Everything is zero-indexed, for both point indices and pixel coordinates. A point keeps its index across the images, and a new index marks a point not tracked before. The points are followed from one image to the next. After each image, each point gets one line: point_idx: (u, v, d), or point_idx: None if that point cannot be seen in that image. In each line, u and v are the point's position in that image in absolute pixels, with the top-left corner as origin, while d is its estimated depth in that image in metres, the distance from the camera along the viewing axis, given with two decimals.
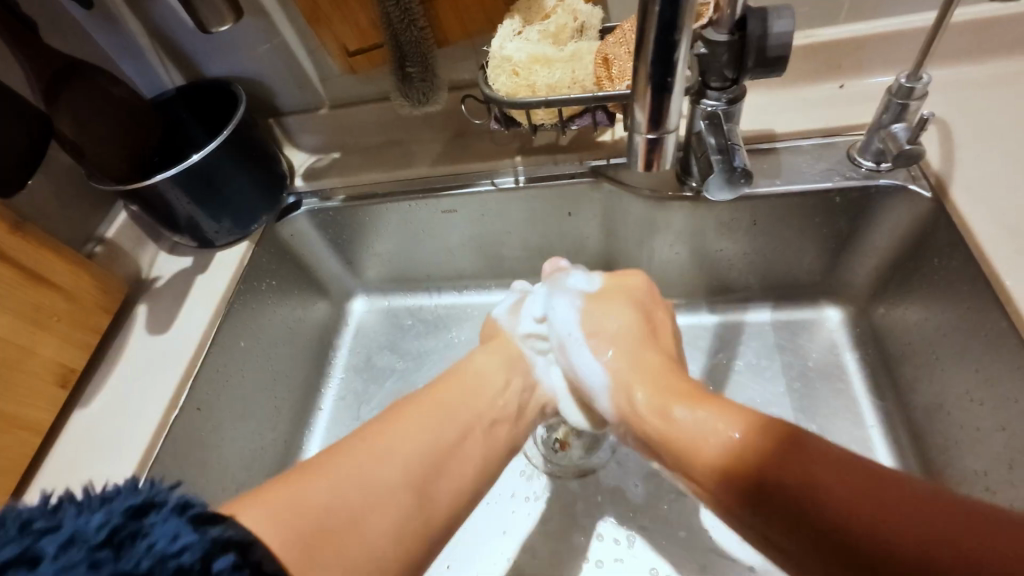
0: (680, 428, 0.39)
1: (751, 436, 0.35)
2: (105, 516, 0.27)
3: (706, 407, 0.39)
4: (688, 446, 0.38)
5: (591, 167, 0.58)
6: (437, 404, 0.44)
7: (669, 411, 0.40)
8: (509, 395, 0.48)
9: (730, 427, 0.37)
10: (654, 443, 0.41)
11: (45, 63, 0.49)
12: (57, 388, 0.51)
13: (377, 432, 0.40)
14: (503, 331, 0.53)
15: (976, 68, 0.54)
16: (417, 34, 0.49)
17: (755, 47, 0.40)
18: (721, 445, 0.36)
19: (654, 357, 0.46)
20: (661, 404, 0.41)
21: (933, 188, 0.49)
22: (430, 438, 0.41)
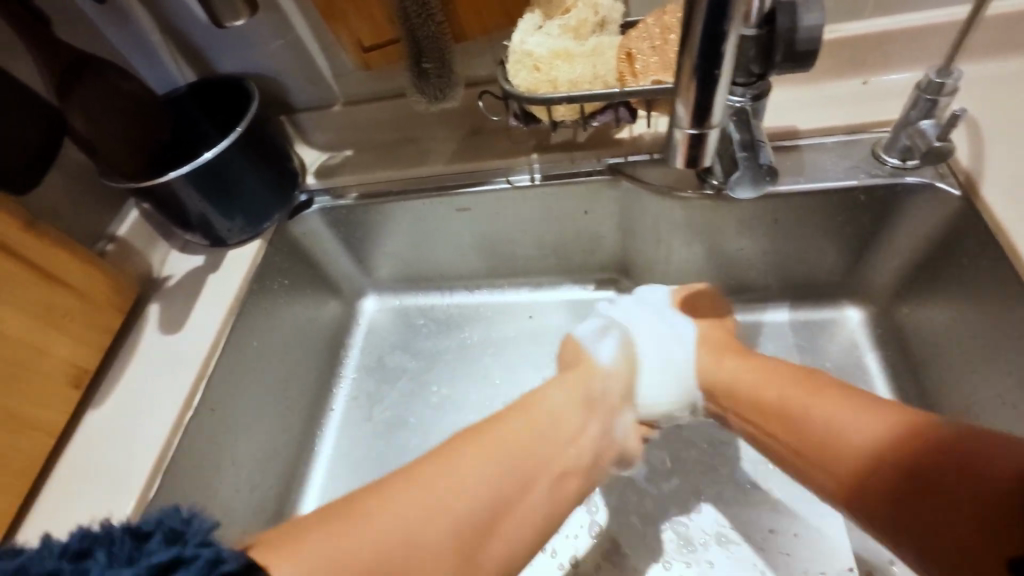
0: (767, 395, 0.44)
1: (893, 440, 0.35)
2: (132, 573, 0.27)
3: (819, 391, 0.40)
4: (780, 409, 0.42)
5: (609, 164, 0.57)
6: (523, 444, 0.41)
7: (719, 360, 0.49)
8: (585, 441, 0.45)
9: (836, 407, 0.39)
10: (759, 413, 0.44)
11: (56, 57, 0.48)
12: (69, 388, 0.50)
13: (446, 456, 0.39)
14: (589, 361, 0.50)
15: (1004, 63, 0.53)
16: (434, 28, 0.48)
17: (784, 41, 0.39)
18: (863, 440, 0.36)
19: (715, 333, 0.52)
20: (782, 449, 0.42)
21: (963, 186, 0.48)
22: (494, 477, 0.39)
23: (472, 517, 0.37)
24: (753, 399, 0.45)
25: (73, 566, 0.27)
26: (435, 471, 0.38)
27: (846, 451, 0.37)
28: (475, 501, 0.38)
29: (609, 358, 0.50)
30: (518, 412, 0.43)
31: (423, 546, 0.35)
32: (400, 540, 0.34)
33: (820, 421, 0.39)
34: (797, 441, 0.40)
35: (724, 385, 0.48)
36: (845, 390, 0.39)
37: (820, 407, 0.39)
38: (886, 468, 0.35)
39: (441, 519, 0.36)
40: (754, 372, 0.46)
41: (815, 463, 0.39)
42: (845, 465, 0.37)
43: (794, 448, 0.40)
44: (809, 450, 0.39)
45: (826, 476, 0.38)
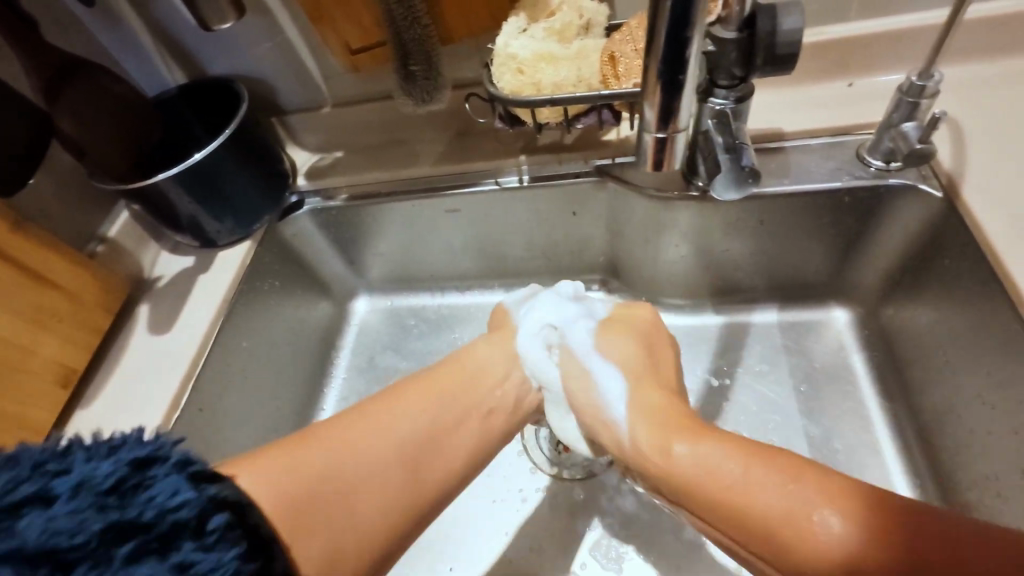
0: (726, 479, 0.34)
1: (859, 532, 0.29)
2: (113, 465, 0.29)
3: (712, 438, 0.36)
4: (711, 498, 0.34)
5: (596, 166, 0.57)
6: (441, 385, 0.42)
7: (667, 444, 0.37)
8: (517, 389, 0.46)
9: (753, 476, 0.33)
10: (687, 495, 0.36)
11: (46, 60, 0.48)
12: (58, 388, 0.51)
13: (386, 404, 0.39)
14: (511, 322, 0.52)
15: (988, 65, 0.53)
16: (420, 31, 0.48)
17: (764, 44, 0.39)
18: (773, 500, 0.32)
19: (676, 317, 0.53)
20: (662, 441, 0.38)
21: (944, 188, 0.48)
22: (430, 427, 0.39)
23: (409, 437, 0.38)
24: (687, 485, 0.35)
25: (52, 459, 0.28)
26: (384, 412, 0.39)
27: (802, 551, 0.30)
28: (419, 434, 0.39)
29: (582, 343, 0.48)
30: (457, 366, 0.45)
31: (369, 469, 0.36)
32: (350, 457, 0.36)
33: (739, 500, 0.33)
34: (738, 532, 0.33)
35: (677, 478, 0.36)
36: (762, 451, 0.34)
37: (732, 467, 0.34)
38: (847, 564, 0.29)
39: (386, 454, 0.37)
40: (712, 449, 0.35)
41: (779, 568, 0.32)
42: (805, 572, 0.30)
43: (732, 527, 0.33)
44: (772, 554, 0.32)
45: (778, 574, 0.32)
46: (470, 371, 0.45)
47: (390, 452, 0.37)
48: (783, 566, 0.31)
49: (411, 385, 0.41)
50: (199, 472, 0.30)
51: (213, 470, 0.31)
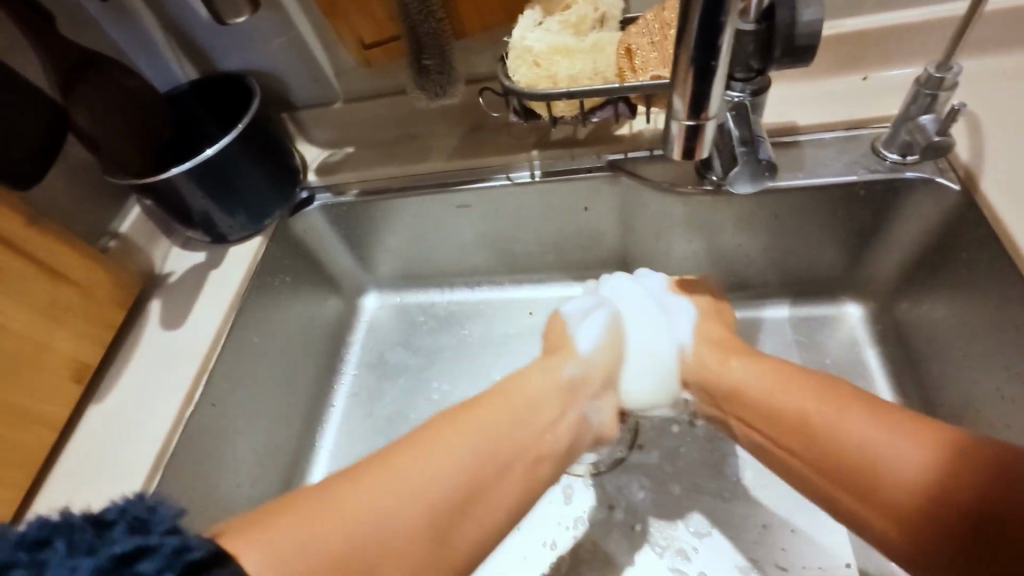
0: (793, 405, 0.40)
1: (942, 460, 0.33)
2: (94, 560, 0.27)
3: (751, 360, 0.45)
4: (792, 418, 0.40)
5: (609, 160, 0.57)
6: (490, 431, 0.41)
7: (726, 360, 0.47)
8: (561, 429, 0.45)
9: (846, 413, 0.37)
10: (757, 414, 0.43)
11: (61, 55, 0.48)
12: (72, 382, 0.51)
13: (416, 450, 0.38)
14: (572, 346, 0.50)
15: (1004, 58, 0.53)
16: (435, 25, 0.48)
17: (783, 36, 0.39)
18: (916, 461, 0.33)
19: (719, 330, 0.51)
20: (721, 356, 0.48)
21: (962, 180, 0.48)
22: (460, 476, 0.38)
23: (442, 503, 0.37)
24: (737, 391, 0.44)
25: (26, 559, 0.27)
26: (412, 458, 0.38)
27: (897, 475, 0.34)
28: (441, 497, 0.36)
29: (590, 343, 0.50)
30: (494, 395, 0.44)
31: (393, 531, 0.34)
32: (368, 511, 0.34)
33: (847, 450, 0.36)
34: (835, 471, 0.37)
35: (731, 387, 0.45)
36: (862, 398, 0.38)
37: (859, 417, 0.36)
38: (940, 493, 0.32)
39: (416, 504, 0.36)
40: (769, 372, 0.44)
41: (855, 492, 0.35)
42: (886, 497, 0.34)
43: (816, 465, 0.38)
44: (858, 489, 0.35)
45: (863, 501, 0.35)
46: (514, 408, 0.43)
47: (407, 516, 0.35)
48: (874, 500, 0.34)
49: (455, 430, 0.40)
50: (196, 561, 0.28)
51: (214, 548, 0.29)
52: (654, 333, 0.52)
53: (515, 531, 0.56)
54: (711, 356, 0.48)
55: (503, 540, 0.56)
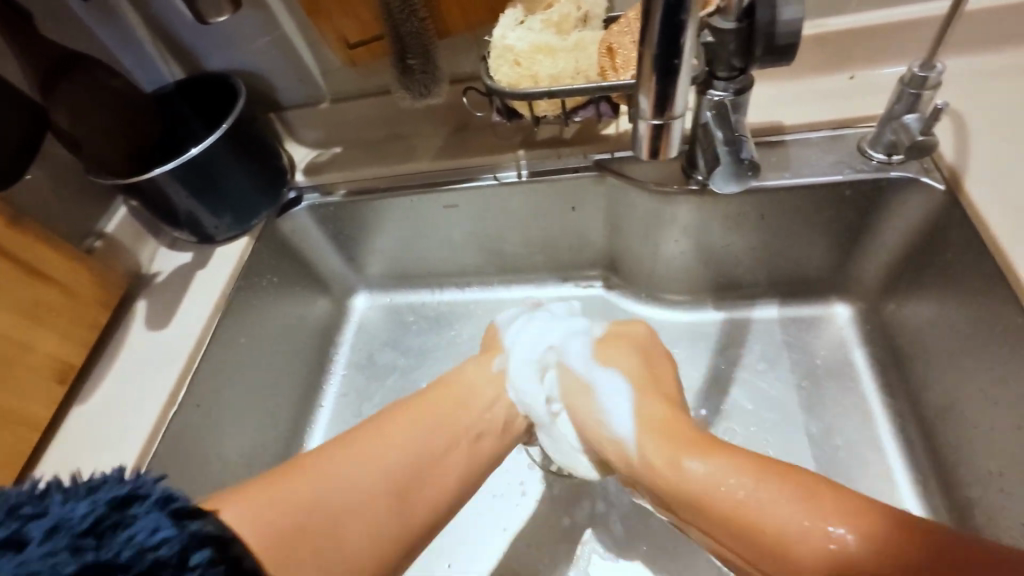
0: (716, 497, 0.37)
1: (875, 530, 0.32)
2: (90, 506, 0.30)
3: (722, 455, 0.38)
4: (725, 509, 0.36)
5: (595, 160, 0.57)
6: (426, 411, 0.44)
7: (679, 463, 0.39)
8: (500, 407, 0.48)
9: (755, 483, 0.36)
10: (700, 516, 0.38)
11: (42, 54, 0.48)
12: (55, 383, 0.51)
13: (363, 433, 0.41)
14: (499, 343, 0.52)
15: (990, 57, 0.52)
16: (417, 24, 0.48)
17: (763, 35, 0.39)
18: (803, 530, 0.33)
19: (662, 408, 0.44)
20: (672, 454, 0.40)
21: (947, 180, 0.47)
22: (419, 442, 0.42)
23: (396, 471, 0.40)
24: (701, 498, 0.37)
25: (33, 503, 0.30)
26: (364, 442, 0.41)
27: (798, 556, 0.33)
28: (399, 467, 0.40)
29: (534, 386, 0.49)
30: (439, 385, 0.47)
31: (355, 497, 0.38)
32: (331, 482, 0.38)
33: (763, 529, 0.35)
34: (753, 547, 0.35)
35: (688, 490, 0.38)
36: (786, 467, 0.36)
37: (742, 487, 0.36)
38: (849, 566, 0.31)
39: (373, 471, 0.39)
40: (729, 462, 0.37)
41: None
42: (800, 567, 0.33)
43: (735, 536, 0.36)
44: (767, 556, 0.35)
45: None
46: (466, 390, 0.47)
47: (365, 485, 0.39)
48: (785, 574, 0.34)
49: (404, 411, 0.44)
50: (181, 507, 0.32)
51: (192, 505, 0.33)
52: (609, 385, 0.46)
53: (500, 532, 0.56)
54: (642, 409, 0.44)
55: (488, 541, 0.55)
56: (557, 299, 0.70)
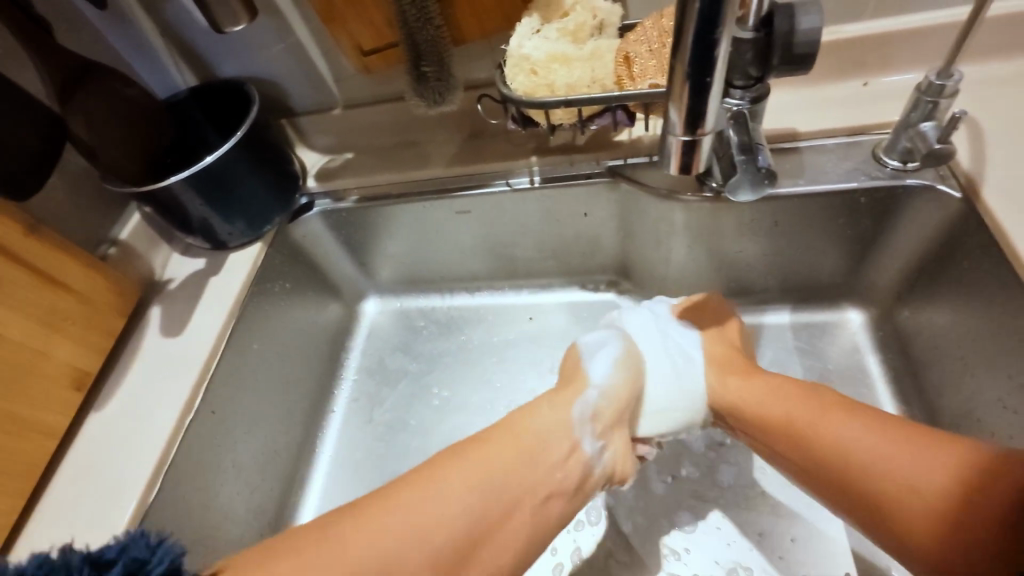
0: (823, 432, 0.40)
1: (941, 471, 0.34)
2: None
3: (760, 378, 0.47)
4: (826, 451, 0.39)
5: (608, 167, 0.57)
6: (492, 469, 0.42)
7: (721, 378, 0.49)
8: (573, 463, 0.45)
9: (851, 429, 0.39)
10: (748, 423, 0.46)
11: (60, 62, 0.48)
12: (72, 391, 0.51)
13: (424, 486, 0.40)
14: (582, 378, 0.49)
15: (1005, 64, 0.52)
16: (433, 32, 0.48)
17: (782, 44, 0.39)
18: (915, 473, 0.35)
19: (721, 351, 0.52)
20: (717, 377, 0.50)
21: (963, 188, 0.47)
22: (476, 507, 0.40)
23: (444, 545, 0.38)
24: (767, 427, 0.44)
25: None
26: (410, 499, 0.39)
27: (901, 492, 0.35)
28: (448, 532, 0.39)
29: (604, 375, 0.49)
30: (502, 429, 0.44)
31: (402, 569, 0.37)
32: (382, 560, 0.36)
33: (877, 479, 0.36)
34: (845, 489, 0.38)
35: (750, 411, 0.46)
36: (863, 409, 0.39)
37: (819, 415, 0.41)
38: (950, 512, 0.33)
39: (421, 548, 0.37)
40: (768, 387, 0.46)
41: (871, 514, 0.37)
42: (900, 518, 0.35)
43: (845, 484, 0.38)
44: (843, 489, 0.38)
45: (881, 522, 0.36)
46: (523, 446, 0.43)
47: (414, 560, 0.37)
48: (881, 517, 0.36)
49: (459, 461, 0.42)
50: None
51: None
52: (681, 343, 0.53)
53: None
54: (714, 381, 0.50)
55: None
56: (569, 304, 0.70)
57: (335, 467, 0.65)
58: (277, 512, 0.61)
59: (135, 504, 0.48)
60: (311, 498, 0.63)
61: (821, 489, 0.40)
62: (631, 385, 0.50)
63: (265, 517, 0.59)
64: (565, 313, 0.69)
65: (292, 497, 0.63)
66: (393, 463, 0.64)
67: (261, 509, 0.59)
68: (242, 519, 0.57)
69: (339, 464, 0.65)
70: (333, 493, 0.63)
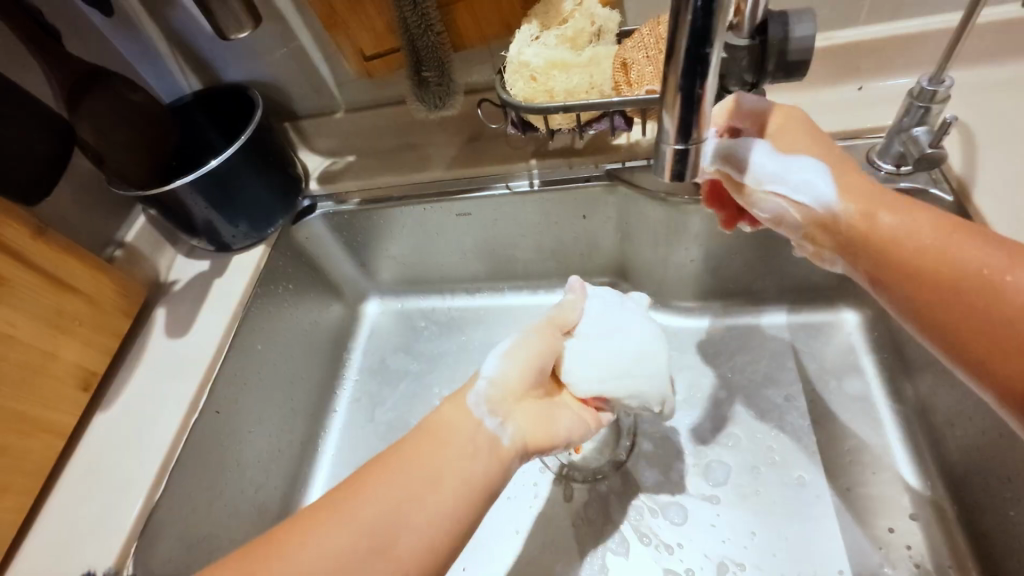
0: (921, 241, 0.38)
1: (980, 253, 0.35)
2: None
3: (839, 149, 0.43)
4: (925, 262, 0.37)
5: (606, 170, 0.57)
6: (412, 463, 0.37)
7: (880, 216, 0.39)
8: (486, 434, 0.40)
9: (961, 242, 0.36)
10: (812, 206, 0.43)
11: (69, 68, 0.49)
12: (80, 391, 0.52)
13: (336, 497, 0.36)
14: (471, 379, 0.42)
15: (999, 69, 0.53)
16: (433, 39, 0.49)
17: (777, 50, 0.39)
18: (957, 252, 0.36)
19: (837, 159, 0.43)
20: (866, 210, 0.40)
21: (955, 192, 0.48)
22: (391, 499, 0.35)
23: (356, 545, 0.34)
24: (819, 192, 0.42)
25: None
26: (323, 514, 0.35)
27: (934, 267, 0.36)
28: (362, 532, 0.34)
29: (494, 364, 0.43)
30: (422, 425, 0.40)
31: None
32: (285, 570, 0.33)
33: (911, 253, 0.38)
34: (877, 256, 0.39)
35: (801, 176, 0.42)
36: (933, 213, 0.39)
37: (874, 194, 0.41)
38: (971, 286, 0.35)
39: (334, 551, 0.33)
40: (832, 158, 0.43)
41: (889, 270, 0.39)
42: (919, 277, 0.37)
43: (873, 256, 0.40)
44: (868, 247, 0.40)
45: (900, 284, 0.38)
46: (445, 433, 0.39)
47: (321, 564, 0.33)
48: (901, 275, 0.38)
49: (381, 462, 0.37)
50: None
51: None
52: (806, 171, 0.42)
53: (511, 534, 0.56)
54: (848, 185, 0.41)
55: (500, 541, 0.56)
56: None
57: (337, 466, 0.65)
58: (280, 510, 0.61)
59: (141, 503, 0.48)
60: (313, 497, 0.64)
61: (893, 293, 0.39)
62: (525, 361, 0.44)
63: (269, 514, 0.60)
64: None
65: (295, 494, 0.63)
66: None
67: (264, 506, 0.60)
68: (246, 517, 0.57)
69: (341, 463, 0.65)
70: None
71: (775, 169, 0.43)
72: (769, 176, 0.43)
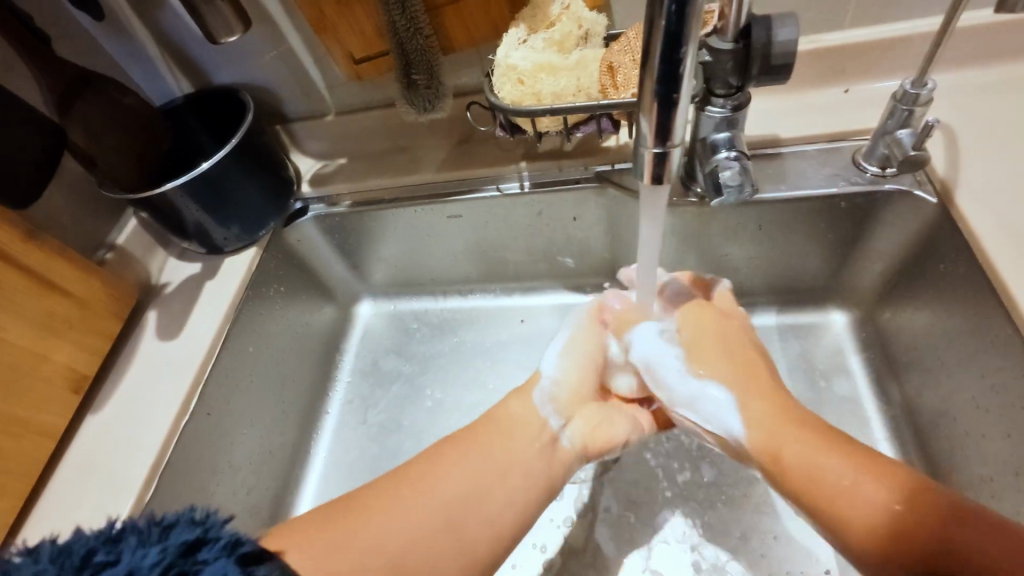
0: (829, 482, 0.38)
1: (892, 491, 0.36)
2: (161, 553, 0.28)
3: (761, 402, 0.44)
4: (805, 480, 0.39)
5: (595, 172, 0.58)
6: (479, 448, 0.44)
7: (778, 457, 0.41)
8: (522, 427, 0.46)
9: (791, 440, 0.41)
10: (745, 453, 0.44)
11: (60, 72, 0.49)
12: (70, 393, 0.52)
13: (425, 471, 0.42)
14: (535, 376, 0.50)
15: (982, 72, 0.54)
16: (422, 42, 0.49)
17: (759, 55, 0.40)
18: (867, 491, 0.36)
19: (768, 406, 0.44)
20: (772, 446, 0.42)
21: (939, 193, 0.49)
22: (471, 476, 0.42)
23: (444, 512, 0.40)
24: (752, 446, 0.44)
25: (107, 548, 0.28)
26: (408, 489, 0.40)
27: (845, 501, 0.37)
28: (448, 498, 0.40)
29: (555, 368, 0.51)
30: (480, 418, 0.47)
31: (413, 531, 0.38)
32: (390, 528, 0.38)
33: (811, 485, 0.39)
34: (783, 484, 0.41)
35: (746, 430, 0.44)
36: (859, 450, 0.39)
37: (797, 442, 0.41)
38: (889, 516, 0.35)
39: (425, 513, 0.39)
40: (767, 408, 0.44)
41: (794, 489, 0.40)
42: (828, 503, 0.38)
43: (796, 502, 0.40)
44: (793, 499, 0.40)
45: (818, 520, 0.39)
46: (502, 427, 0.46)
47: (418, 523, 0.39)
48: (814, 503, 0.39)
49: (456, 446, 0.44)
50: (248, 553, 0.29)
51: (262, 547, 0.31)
52: (717, 407, 0.46)
53: None
54: (763, 437, 0.43)
55: None
56: (557, 306, 0.71)
57: (328, 468, 0.65)
58: (272, 513, 0.61)
59: (132, 504, 0.49)
60: (305, 499, 0.64)
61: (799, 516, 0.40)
62: (580, 362, 0.52)
63: (260, 517, 0.60)
64: (553, 315, 0.70)
65: (287, 497, 0.63)
66: (386, 463, 0.65)
67: (256, 508, 0.60)
68: (237, 520, 0.58)
69: (332, 465, 0.66)
70: (326, 494, 0.64)
71: (689, 394, 0.48)
72: (682, 401, 0.48)
